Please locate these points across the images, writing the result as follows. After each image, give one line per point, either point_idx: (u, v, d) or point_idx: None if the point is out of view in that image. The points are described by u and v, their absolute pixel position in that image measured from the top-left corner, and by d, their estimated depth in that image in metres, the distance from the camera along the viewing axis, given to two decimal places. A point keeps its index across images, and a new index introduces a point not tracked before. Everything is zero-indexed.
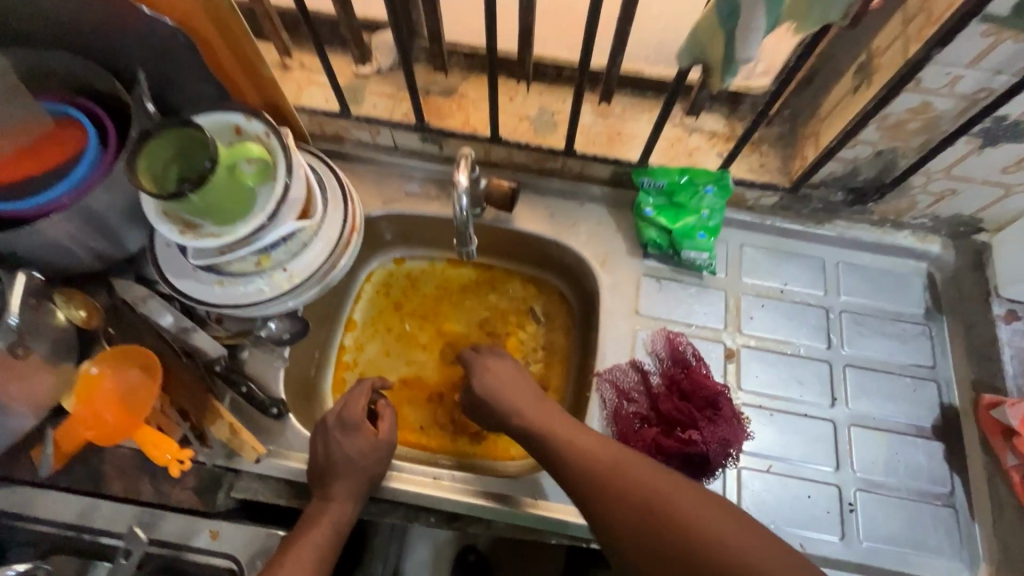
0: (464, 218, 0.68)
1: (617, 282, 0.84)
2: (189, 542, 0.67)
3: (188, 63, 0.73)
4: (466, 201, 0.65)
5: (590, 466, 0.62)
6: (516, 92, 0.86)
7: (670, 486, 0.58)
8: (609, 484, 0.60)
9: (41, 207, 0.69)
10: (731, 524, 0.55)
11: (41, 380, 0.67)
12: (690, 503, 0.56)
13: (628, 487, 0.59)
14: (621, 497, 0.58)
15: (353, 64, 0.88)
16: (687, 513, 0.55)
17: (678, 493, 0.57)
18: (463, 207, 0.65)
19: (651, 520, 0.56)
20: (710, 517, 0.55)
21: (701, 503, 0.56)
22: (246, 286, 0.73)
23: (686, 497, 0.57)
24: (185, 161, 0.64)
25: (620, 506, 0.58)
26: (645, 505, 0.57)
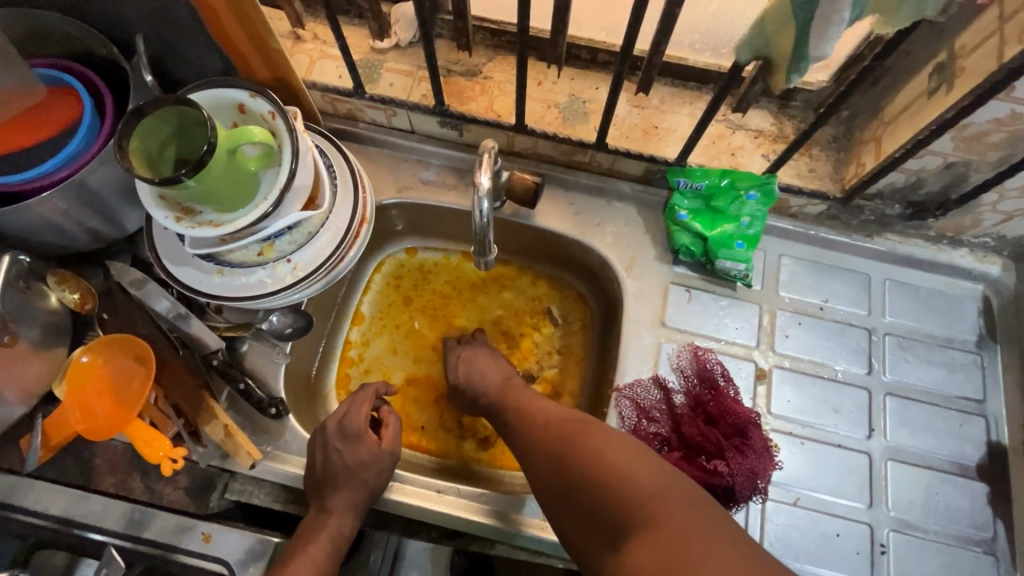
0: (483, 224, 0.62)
1: (643, 289, 0.78)
2: (180, 544, 0.64)
3: (191, 31, 0.67)
4: (487, 205, 0.59)
5: (522, 413, 0.67)
6: (546, 76, 0.80)
7: (583, 421, 0.61)
8: (532, 425, 0.65)
9: (38, 182, 0.64)
10: (636, 451, 0.57)
11: (31, 368, 0.64)
12: (598, 433, 0.59)
13: (546, 426, 0.63)
14: (539, 435, 0.63)
15: (371, 37, 0.81)
16: (591, 442, 0.58)
17: (590, 426, 0.60)
18: (483, 215, 0.60)
19: (559, 452, 0.59)
20: (611, 446, 0.57)
21: (607, 433, 0.59)
22: (247, 277, 0.69)
23: (599, 434, 0.59)
24: (182, 140, 0.58)
25: (538, 442, 0.62)
26: (558, 440, 0.61)
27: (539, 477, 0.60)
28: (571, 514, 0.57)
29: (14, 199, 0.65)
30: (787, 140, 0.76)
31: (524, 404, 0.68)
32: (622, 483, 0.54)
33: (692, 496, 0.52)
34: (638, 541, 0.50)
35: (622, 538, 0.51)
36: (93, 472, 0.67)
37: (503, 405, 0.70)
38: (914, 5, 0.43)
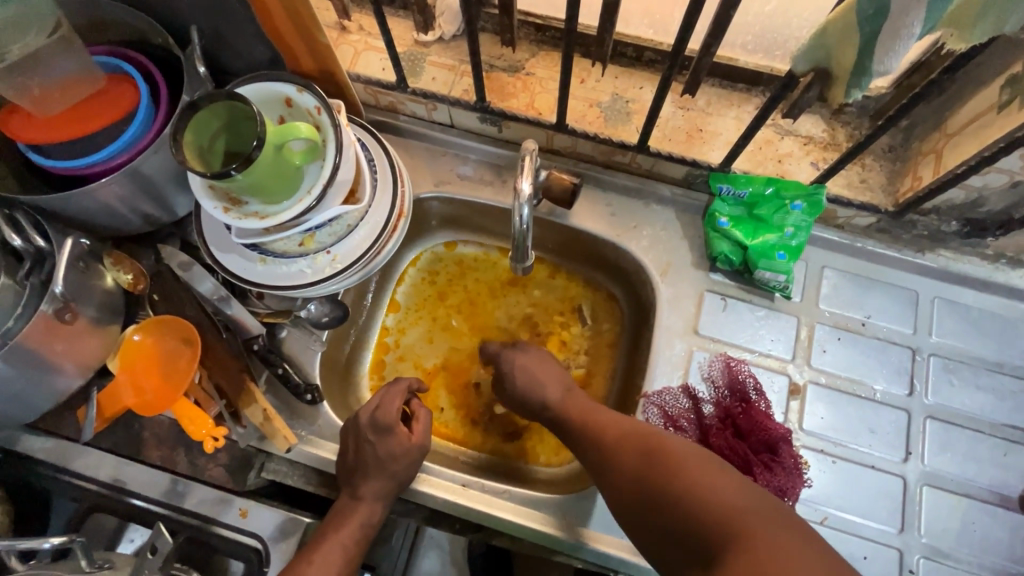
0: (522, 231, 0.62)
1: (677, 296, 0.77)
2: (219, 517, 0.68)
3: (243, 24, 0.68)
4: (527, 212, 0.59)
5: (588, 423, 0.66)
6: (589, 74, 0.78)
7: (659, 436, 0.60)
8: (601, 437, 0.63)
9: (98, 166, 0.67)
10: (718, 468, 0.54)
11: (88, 343, 0.67)
12: (677, 449, 0.57)
13: (617, 438, 0.62)
14: (610, 447, 0.62)
15: (415, 30, 0.81)
16: (671, 458, 0.56)
17: (667, 441, 0.59)
18: (522, 219, 0.60)
19: (635, 465, 0.58)
20: (692, 461, 0.55)
21: (686, 449, 0.57)
22: (288, 267, 0.71)
23: (678, 449, 0.57)
24: (231, 133, 0.60)
25: (609, 455, 0.61)
26: (634, 453, 0.59)
27: (614, 492, 0.59)
28: (650, 530, 0.54)
29: (81, 181, 0.70)
30: (839, 149, 0.73)
31: (592, 416, 0.66)
32: (704, 497, 0.51)
33: (782, 514, 0.49)
34: (724, 555, 0.47)
35: (706, 554, 0.48)
36: (142, 445, 0.71)
37: (564, 415, 0.69)
38: (994, 21, 0.40)
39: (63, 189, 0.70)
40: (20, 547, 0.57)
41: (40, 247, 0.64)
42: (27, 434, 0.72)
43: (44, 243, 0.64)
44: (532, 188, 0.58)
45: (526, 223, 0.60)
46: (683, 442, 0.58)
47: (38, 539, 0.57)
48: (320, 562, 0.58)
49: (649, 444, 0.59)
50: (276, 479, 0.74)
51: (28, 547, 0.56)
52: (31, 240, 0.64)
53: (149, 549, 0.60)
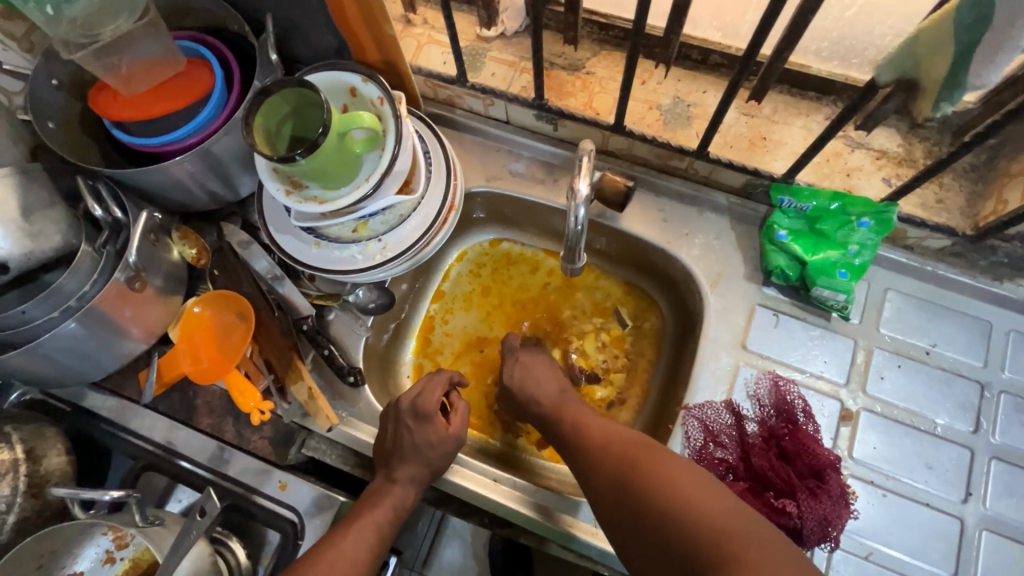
0: (575, 232, 0.63)
1: (727, 308, 0.74)
2: (260, 489, 0.71)
3: (315, 14, 0.70)
4: (582, 214, 0.59)
5: (582, 432, 0.65)
6: (651, 75, 0.77)
7: (648, 446, 0.59)
8: (591, 444, 0.63)
9: (171, 146, 0.72)
10: (708, 485, 0.53)
11: (153, 309, 0.71)
12: (666, 463, 0.56)
13: (608, 448, 0.61)
14: (600, 454, 0.61)
15: (478, 25, 0.81)
16: (655, 470, 0.55)
17: (654, 452, 0.58)
18: (578, 220, 0.60)
19: (621, 475, 0.57)
20: (677, 475, 0.54)
21: (671, 461, 0.56)
22: (340, 251, 0.73)
23: (664, 462, 0.56)
24: (298, 121, 0.62)
25: (598, 463, 0.61)
26: (618, 461, 0.59)
27: (602, 501, 0.58)
28: (636, 542, 0.54)
29: (158, 158, 0.74)
30: (915, 165, 0.69)
31: (587, 424, 0.66)
32: (693, 519, 0.50)
33: (774, 539, 0.48)
34: None
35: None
36: (194, 411, 0.75)
37: (560, 416, 0.69)
38: None
39: (138, 163, 0.75)
40: (84, 496, 0.62)
41: (118, 218, 0.67)
42: (92, 392, 0.76)
43: (121, 215, 0.67)
44: (589, 189, 0.58)
45: (582, 225, 0.60)
46: (672, 455, 0.57)
47: (99, 490, 0.61)
48: (353, 539, 0.60)
49: (634, 453, 0.58)
50: (315, 456, 0.75)
51: (91, 496, 0.61)
52: (110, 211, 0.66)
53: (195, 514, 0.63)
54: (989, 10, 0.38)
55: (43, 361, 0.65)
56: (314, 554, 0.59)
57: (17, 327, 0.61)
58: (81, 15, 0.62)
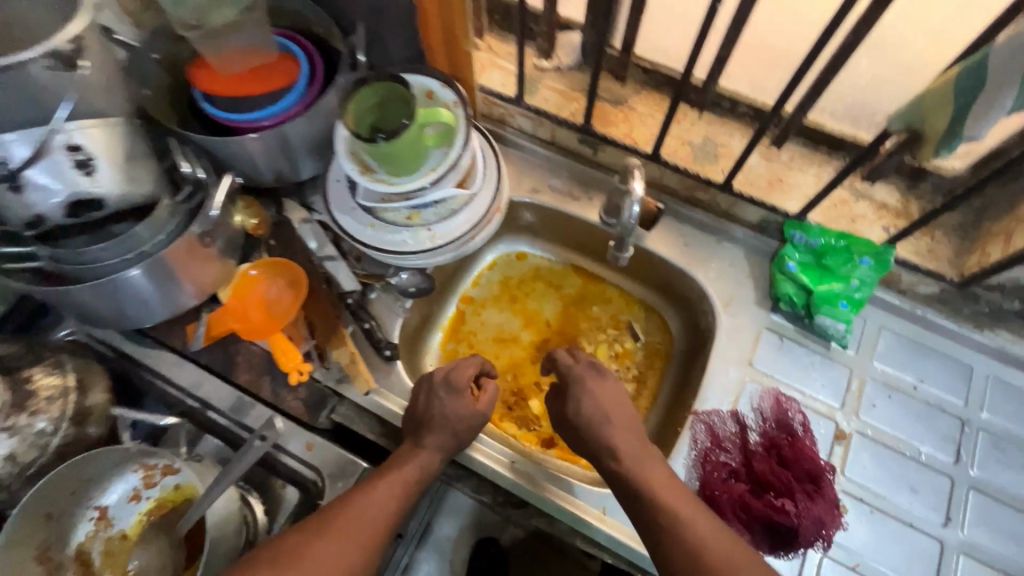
0: (626, 226, 0.71)
1: (737, 328, 0.82)
2: (286, 447, 0.74)
3: (400, 28, 0.80)
4: (637, 211, 0.68)
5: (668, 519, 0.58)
6: (686, 116, 0.87)
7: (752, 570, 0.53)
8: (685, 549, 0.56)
9: (244, 124, 0.80)
10: None
11: (213, 267, 0.76)
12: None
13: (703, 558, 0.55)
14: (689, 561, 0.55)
15: (536, 55, 0.91)
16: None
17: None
18: (632, 213, 0.69)
19: None
20: None
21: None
22: (391, 235, 0.79)
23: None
24: (383, 111, 0.71)
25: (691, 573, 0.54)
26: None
27: None
28: None
29: (231, 130, 0.82)
30: (911, 219, 0.78)
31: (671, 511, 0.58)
32: None
33: None
34: None
35: None
36: (234, 368, 0.78)
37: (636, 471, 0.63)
38: None
39: (211, 130, 0.83)
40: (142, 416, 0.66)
41: (200, 178, 0.74)
42: (137, 340, 0.80)
43: (203, 175, 0.74)
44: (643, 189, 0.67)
45: (636, 220, 0.68)
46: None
47: (157, 414, 0.64)
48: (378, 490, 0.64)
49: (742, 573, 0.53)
50: (342, 423, 0.78)
51: (150, 418, 0.64)
52: (195, 170, 0.74)
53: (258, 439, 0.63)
54: (983, 75, 0.47)
55: (109, 298, 0.70)
56: (335, 511, 0.61)
57: (89, 264, 0.67)
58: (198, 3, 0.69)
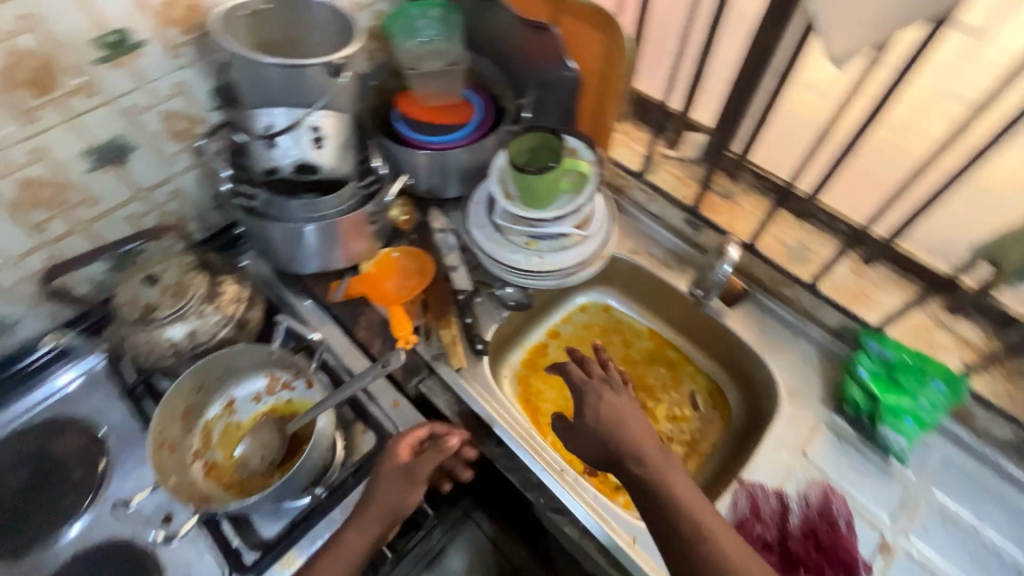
0: (716, 281, 0.90)
1: (796, 417, 0.86)
2: (377, 399, 0.86)
3: (562, 100, 0.99)
4: (728, 269, 0.87)
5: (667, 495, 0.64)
6: (785, 221, 0.98)
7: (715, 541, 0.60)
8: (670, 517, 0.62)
9: (421, 141, 0.97)
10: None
11: (366, 241, 0.95)
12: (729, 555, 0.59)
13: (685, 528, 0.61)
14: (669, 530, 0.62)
15: (664, 145, 1.07)
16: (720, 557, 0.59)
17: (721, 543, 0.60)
18: (723, 272, 0.88)
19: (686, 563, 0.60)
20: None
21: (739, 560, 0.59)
22: (508, 254, 0.93)
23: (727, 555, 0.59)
24: (534, 154, 0.89)
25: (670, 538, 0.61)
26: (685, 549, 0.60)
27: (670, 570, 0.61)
28: None
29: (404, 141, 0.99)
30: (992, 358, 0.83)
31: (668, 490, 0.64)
32: None
33: None
34: None
35: None
36: (355, 324, 0.94)
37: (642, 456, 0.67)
38: None
39: (391, 137, 1.00)
40: (297, 328, 0.91)
41: (379, 172, 0.92)
42: (289, 283, 0.99)
43: (381, 170, 0.91)
44: (735, 254, 0.87)
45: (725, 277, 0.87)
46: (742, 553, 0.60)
47: (307, 330, 0.91)
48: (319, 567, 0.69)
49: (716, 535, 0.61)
50: (424, 395, 0.91)
51: (302, 330, 0.90)
52: (378, 166, 0.91)
53: (380, 365, 0.80)
54: None
55: (289, 239, 0.88)
56: None
57: (281, 209, 0.85)
58: (420, 53, 0.97)
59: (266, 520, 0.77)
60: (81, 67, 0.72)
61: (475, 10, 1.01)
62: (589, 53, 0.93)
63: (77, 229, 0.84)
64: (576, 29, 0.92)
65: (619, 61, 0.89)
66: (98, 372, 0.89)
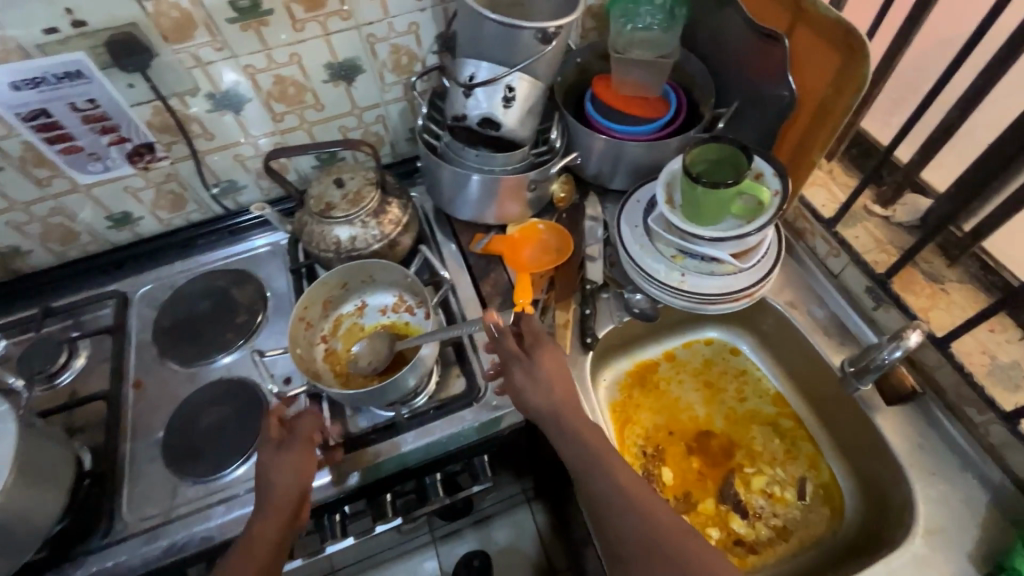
0: (878, 362, 0.76)
1: (928, 560, 0.71)
2: (478, 350, 0.90)
3: (767, 119, 0.90)
4: (897, 354, 0.73)
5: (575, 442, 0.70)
6: (1001, 330, 0.80)
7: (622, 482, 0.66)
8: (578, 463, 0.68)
9: (606, 127, 0.96)
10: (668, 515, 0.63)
11: (518, 206, 0.98)
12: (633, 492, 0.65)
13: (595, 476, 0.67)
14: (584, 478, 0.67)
15: (871, 199, 0.92)
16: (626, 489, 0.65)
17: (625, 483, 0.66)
18: (889, 355, 0.74)
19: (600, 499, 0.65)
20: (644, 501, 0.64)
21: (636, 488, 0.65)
22: (650, 261, 0.90)
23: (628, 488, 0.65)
24: (714, 167, 0.84)
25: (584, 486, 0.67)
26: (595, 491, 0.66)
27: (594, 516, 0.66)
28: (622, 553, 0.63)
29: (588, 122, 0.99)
30: None
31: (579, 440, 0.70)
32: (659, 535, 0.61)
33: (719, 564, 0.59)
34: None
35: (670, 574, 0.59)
36: (483, 278, 0.99)
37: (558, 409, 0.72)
38: None
39: (576, 117, 1.01)
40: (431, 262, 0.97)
41: (554, 146, 0.97)
42: (441, 222, 1.06)
43: (557, 146, 0.96)
44: (916, 341, 0.71)
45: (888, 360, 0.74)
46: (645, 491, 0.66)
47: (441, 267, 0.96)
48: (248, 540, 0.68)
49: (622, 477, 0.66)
50: None
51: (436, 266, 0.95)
52: (555, 141, 0.97)
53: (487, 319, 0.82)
54: None
55: (454, 184, 0.95)
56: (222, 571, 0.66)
57: (456, 154, 0.92)
58: (633, 38, 0.95)
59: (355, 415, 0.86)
60: None
61: (705, 6, 0.96)
62: (814, 76, 0.82)
63: (302, 127, 1.00)
64: (808, 45, 0.82)
65: (853, 83, 0.76)
66: (280, 247, 1.08)
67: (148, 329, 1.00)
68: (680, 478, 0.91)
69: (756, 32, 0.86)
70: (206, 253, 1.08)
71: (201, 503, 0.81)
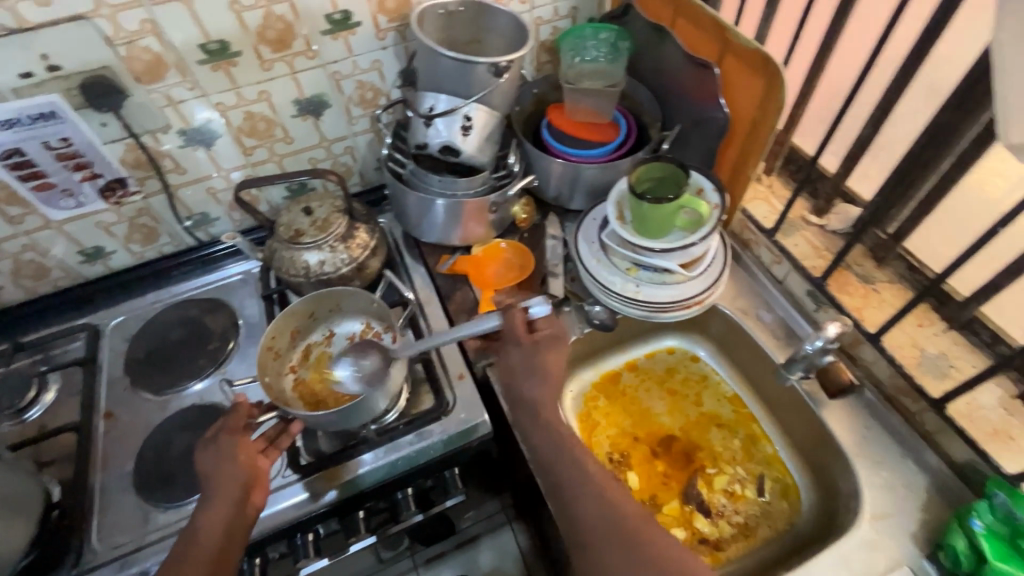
0: (807, 351, 0.84)
1: (876, 542, 0.75)
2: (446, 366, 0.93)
3: (707, 139, 0.98)
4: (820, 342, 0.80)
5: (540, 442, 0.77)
6: (928, 322, 0.87)
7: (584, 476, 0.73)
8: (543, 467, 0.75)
9: (560, 151, 1.03)
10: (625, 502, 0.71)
11: (482, 228, 1.03)
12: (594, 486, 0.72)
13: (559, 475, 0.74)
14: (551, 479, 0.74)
15: (808, 210, 1.01)
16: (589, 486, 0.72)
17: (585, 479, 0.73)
18: (813, 346, 0.82)
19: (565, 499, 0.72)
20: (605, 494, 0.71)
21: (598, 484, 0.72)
22: (607, 274, 0.94)
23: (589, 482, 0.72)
24: (658, 184, 0.90)
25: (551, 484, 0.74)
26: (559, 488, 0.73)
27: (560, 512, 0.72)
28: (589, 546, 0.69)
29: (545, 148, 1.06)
30: None
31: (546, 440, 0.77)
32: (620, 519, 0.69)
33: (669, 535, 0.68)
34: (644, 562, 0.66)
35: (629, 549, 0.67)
36: (451, 296, 1.03)
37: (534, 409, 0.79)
38: None
39: (534, 143, 1.08)
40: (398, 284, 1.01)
41: (512, 169, 1.02)
42: (410, 245, 1.11)
43: (515, 168, 1.01)
44: (836, 333, 0.79)
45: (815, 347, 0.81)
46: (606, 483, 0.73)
47: (407, 288, 1.00)
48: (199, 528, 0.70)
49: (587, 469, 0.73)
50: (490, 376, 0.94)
51: (401, 288, 0.99)
52: (513, 163, 1.02)
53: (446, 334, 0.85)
54: None
55: (420, 210, 1.00)
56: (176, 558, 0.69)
57: (420, 180, 0.97)
58: (583, 70, 1.03)
59: (327, 436, 0.88)
60: (313, 37, 0.91)
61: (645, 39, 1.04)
62: (744, 100, 0.90)
63: (273, 159, 1.05)
64: (736, 72, 0.90)
65: (773, 108, 0.84)
66: (253, 275, 1.11)
67: (120, 360, 1.01)
68: (647, 481, 0.94)
69: (690, 61, 0.94)
70: (178, 283, 1.10)
71: (172, 529, 0.81)
